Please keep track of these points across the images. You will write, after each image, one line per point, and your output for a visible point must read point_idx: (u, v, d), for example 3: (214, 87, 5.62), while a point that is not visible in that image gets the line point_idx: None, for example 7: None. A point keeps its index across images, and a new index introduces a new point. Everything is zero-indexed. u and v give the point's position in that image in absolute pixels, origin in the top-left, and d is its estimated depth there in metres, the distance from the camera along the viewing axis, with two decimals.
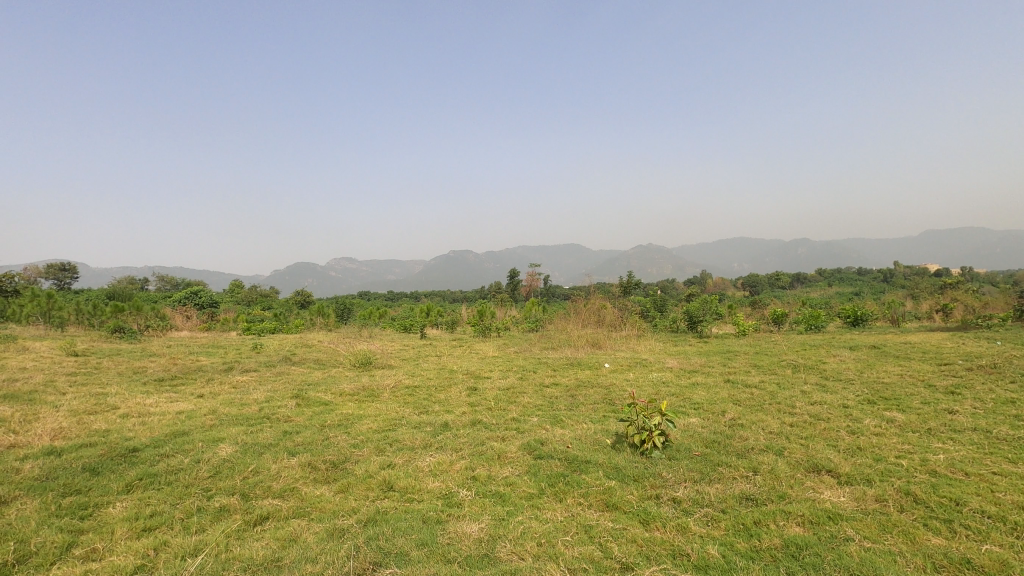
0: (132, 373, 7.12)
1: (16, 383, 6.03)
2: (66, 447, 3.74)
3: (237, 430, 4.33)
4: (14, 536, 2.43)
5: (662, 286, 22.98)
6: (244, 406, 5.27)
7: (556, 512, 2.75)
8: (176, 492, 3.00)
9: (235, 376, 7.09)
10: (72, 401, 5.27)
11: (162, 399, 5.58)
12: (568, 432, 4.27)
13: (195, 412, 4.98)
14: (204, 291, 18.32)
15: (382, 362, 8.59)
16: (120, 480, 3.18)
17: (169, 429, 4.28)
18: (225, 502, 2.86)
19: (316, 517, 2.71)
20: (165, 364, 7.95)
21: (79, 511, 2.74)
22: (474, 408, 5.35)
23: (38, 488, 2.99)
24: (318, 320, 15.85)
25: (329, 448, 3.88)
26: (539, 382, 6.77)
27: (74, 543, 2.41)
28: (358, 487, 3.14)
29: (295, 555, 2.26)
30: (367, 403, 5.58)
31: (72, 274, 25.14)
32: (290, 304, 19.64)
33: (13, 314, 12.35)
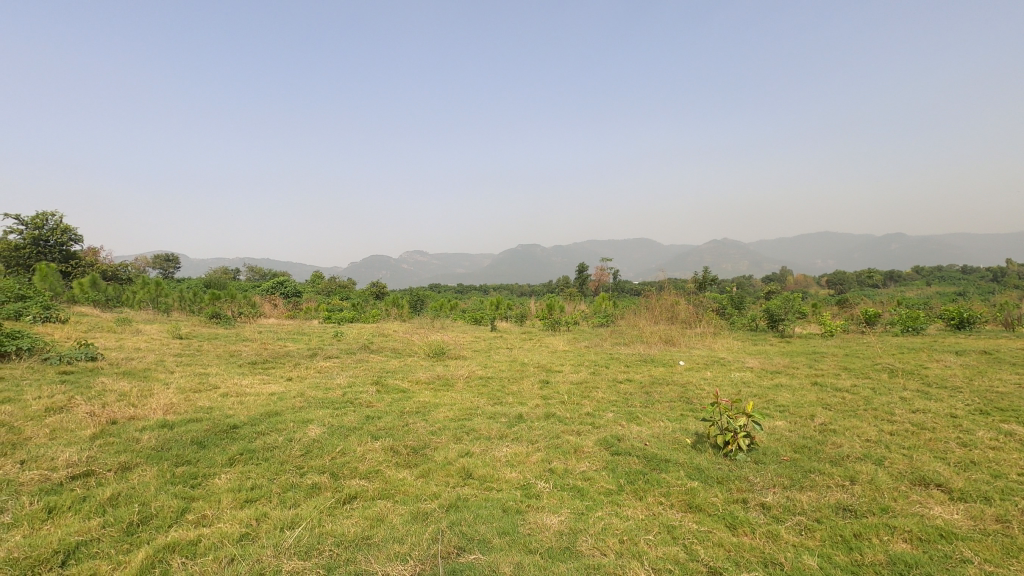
0: (229, 356, 7.70)
1: (132, 361, 6.68)
2: (176, 421, 4.10)
3: (323, 412, 4.57)
4: (137, 499, 2.69)
5: (739, 283, 21.99)
6: (329, 390, 5.57)
7: (637, 510, 2.69)
8: (273, 468, 3.21)
9: (320, 362, 7.50)
10: (179, 380, 5.78)
11: (256, 380, 6.00)
12: (645, 429, 4.18)
13: (285, 393, 5.31)
14: (289, 281, 19.47)
15: (455, 353, 8.79)
16: (224, 453, 3.44)
17: (264, 409, 4.59)
18: (317, 480, 3.03)
19: (401, 499, 2.81)
20: (257, 348, 8.53)
21: (190, 480, 2.99)
22: (547, 401, 5.36)
23: (155, 457, 3.29)
24: (393, 311, 16.44)
25: (409, 434, 4.01)
26: (611, 378, 6.66)
27: (187, 509, 2.62)
28: (438, 473, 3.22)
29: (384, 534, 2.35)
30: (443, 392, 5.73)
31: (175, 264, 27.59)
32: (366, 295, 20.50)
33: (127, 300, 13.62)
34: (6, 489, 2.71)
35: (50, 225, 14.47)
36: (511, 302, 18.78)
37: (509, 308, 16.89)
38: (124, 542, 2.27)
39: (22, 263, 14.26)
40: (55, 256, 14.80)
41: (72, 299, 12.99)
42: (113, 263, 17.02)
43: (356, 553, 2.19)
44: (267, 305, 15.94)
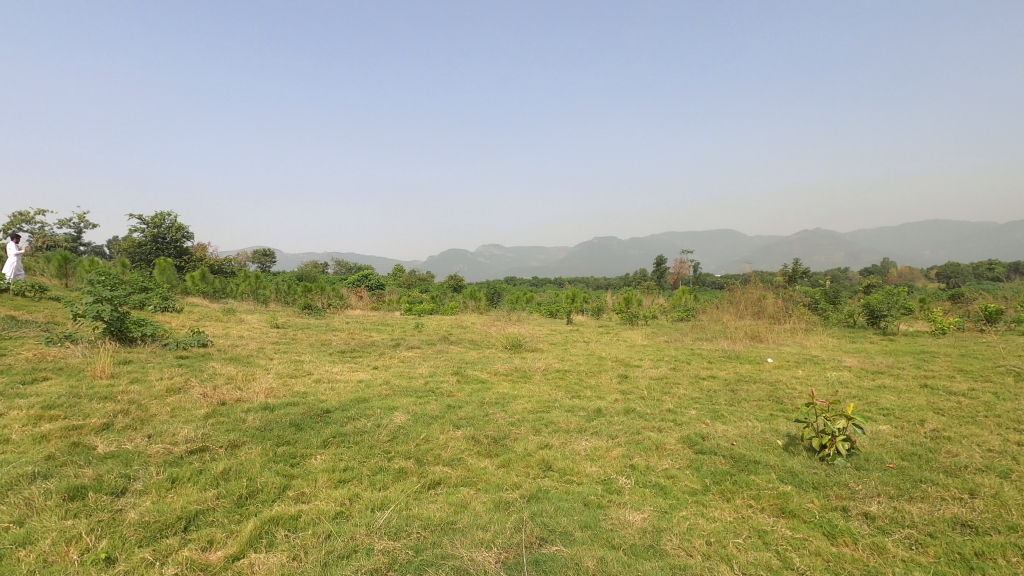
0: (321, 345, 8.21)
1: (237, 348, 7.27)
2: (276, 404, 4.43)
3: (407, 400, 4.75)
4: (246, 474, 2.93)
5: (834, 275, 20.49)
6: (412, 379, 5.79)
7: (724, 512, 2.59)
8: (363, 451, 3.38)
9: (403, 352, 7.81)
10: (278, 366, 6.23)
11: (346, 368, 6.35)
12: (731, 428, 4.01)
13: (372, 381, 5.58)
14: (372, 274, 20.40)
15: (532, 345, 8.83)
16: (319, 436, 3.66)
17: (353, 395, 4.85)
18: (403, 464, 3.16)
19: (483, 487, 2.88)
20: (344, 338, 9.01)
21: (290, 459, 3.21)
22: (627, 396, 5.26)
23: (259, 437, 3.56)
24: (471, 304, 16.77)
25: (489, 424, 4.09)
26: (693, 374, 6.44)
27: (288, 485, 2.83)
28: (518, 463, 3.26)
29: (467, 521, 2.41)
30: (521, 383, 5.80)
31: (271, 258, 29.76)
32: (444, 287, 21.01)
33: (231, 291, 14.82)
34: (137, 460, 3.04)
35: (166, 224, 16.01)
36: (587, 295, 18.60)
37: (585, 301, 16.74)
38: (235, 513, 2.48)
39: (144, 258, 15.89)
40: (171, 252, 16.38)
41: (186, 291, 14.32)
42: (218, 258, 18.59)
43: (442, 537, 2.26)
44: (353, 298, 16.79)
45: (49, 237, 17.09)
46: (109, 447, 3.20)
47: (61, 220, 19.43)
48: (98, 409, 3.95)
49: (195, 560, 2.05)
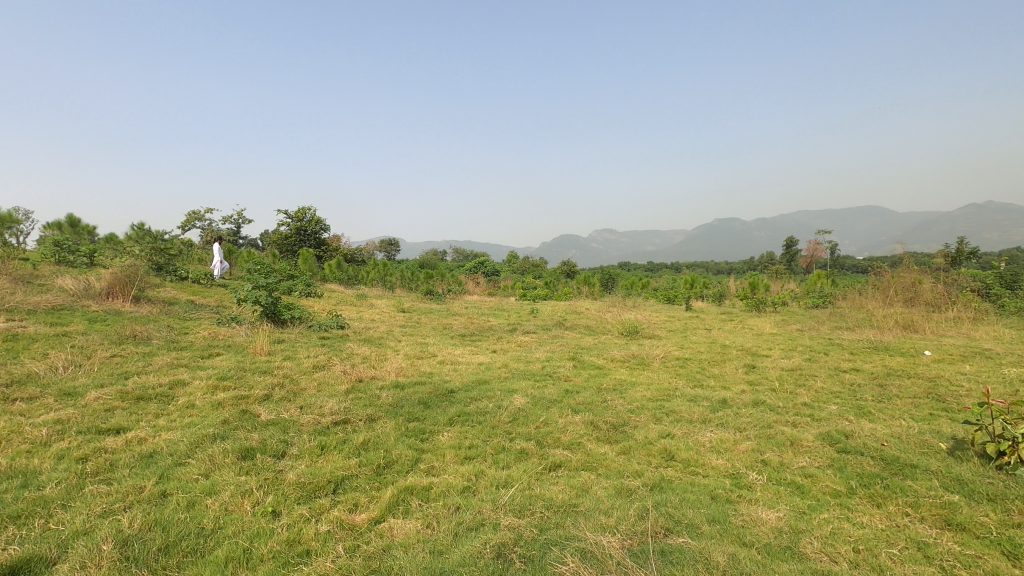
0: (443, 328, 8.65)
1: (370, 330, 7.90)
2: (406, 382, 4.76)
3: (525, 384, 4.85)
4: (382, 446, 3.19)
5: (1013, 256, 17.49)
6: (529, 363, 5.91)
7: (875, 518, 2.35)
8: (486, 431, 3.52)
9: (520, 336, 7.99)
10: (406, 347, 6.68)
11: (467, 351, 6.64)
12: (880, 427, 3.60)
13: (492, 364, 5.78)
14: (488, 261, 21.03)
15: (650, 332, 8.59)
16: (445, 414, 3.87)
17: (475, 377, 5.06)
18: (525, 446, 3.25)
19: (604, 473, 2.87)
20: (464, 322, 9.40)
21: (420, 434, 3.44)
22: (755, 387, 4.94)
23: (392, 412, 3.86)
24: (585, 290, 16.68)
25: (608, 410, 4.06)
26: (832, 366, 5.87)
27: (420, 459, 3.03)
28: (640, 451, 3.20)
29: (590, 505, 2.42)
30: (639, 371, 5.67)
31: (396, 247, 31.90)
32: (557, 274, 21.07)
33: (362, 278, 16.06)
34: (292, 428, 3.43)
35: (307, 217, 17.72)
36: (708, 280, 17.65)
37: (705, 288, 15.90)
38: (375, 481, 2.71)
39: (290, 249, 17.75)
40: (312, 242, 18.13)
41: (325, 278, 15.78)
42: (351, 247, 20.24)
43: (566, 519, 2.29)
44: (471, 284, 17.45)
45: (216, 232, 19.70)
46: (269, 415, 3.65)
47: (225, 217, 22.32)
48: (259, 382, 4.51)
49: (344, 520, 2.27)
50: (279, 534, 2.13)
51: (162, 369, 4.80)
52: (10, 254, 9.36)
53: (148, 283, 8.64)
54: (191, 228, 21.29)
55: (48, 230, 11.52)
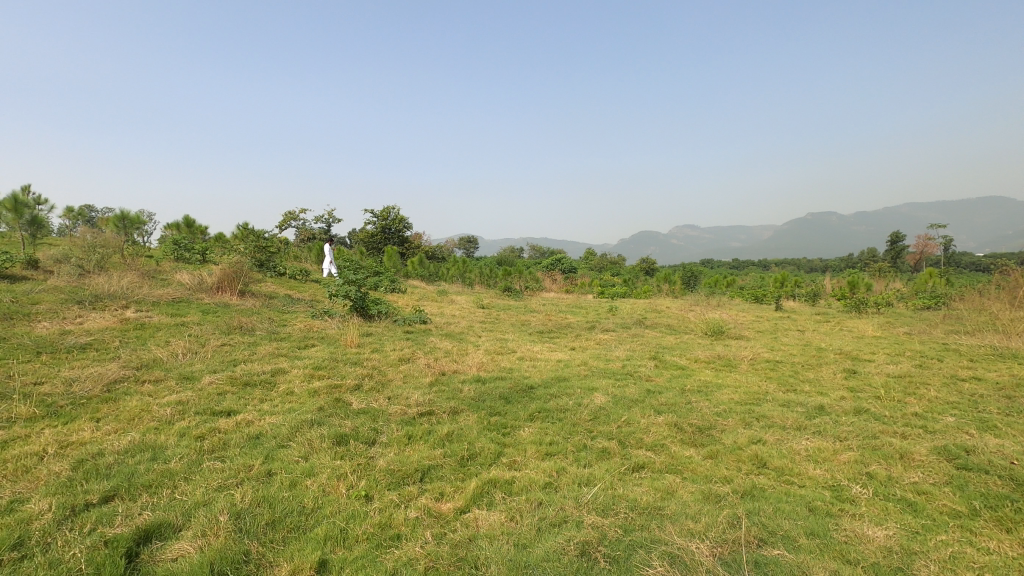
0: (521, 325, 8.72)
1: (451, 325, 8.13)
2: (487, 377, 4.84)
3: (606, 382, 4.79)
4: (466, 438, 3.27)
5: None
6: (609, 362, 5.83)
7: (1004, 544, 2.10)
8: (567, 428, 3.51)
9: (598, 334, 7.89)
10: (486, 343, 6.80)
11: (545, 348, 6.65)
12: (1009, 444, 3.22)
13: (571, 362, 5.75)
14: (565, 258, 20.95)
15: (736, 332, 8.19)
16: (525, 410, 3.90)
17: (554, 374, 5.06)
18: (606, 445, 3.20)
19: (690, 476, 2.78)
20: (542, 319, 9.43)
21: (502, 428, 3.49)
22: (856, 394, 4.57)
23: (474, 405, 3.94)
24: (665, 287, 16.18)
25: (693, 412, 3.92)
26: (949, 374, 5.31)
27: (502, 452, 3.07)
28: (728, 456, 3.07)
29: (676, 508, 2.36)
30: (726, 372, 5.43)
31: (474, 245, 32.59)
32: (636, 271, 20.62)
33: (442, 274, 16.51)
34: (381, 417, 3.60)
35: (392, 216, 18.48)
36: (800, 278, 16.56)
37: (798, 287, 14.93)
38: (460, 472, 2.78)
39: (375, 247, 18.60)
40: (396, 241, 18.91)
41: (408, 274, 16.40)
42: (432, 245, 20.90)
43: (651, 521, 2.24)
44: (548, 282, 17.47)
45: (309, 230, 21.04)
46: (360, 404, 3.85)
47: (318, 217, 23.78)
48: (350, 372, 4.77)
49: (431, 508, 2.35)
50: (372, 518, 2.24)
51: (264, 358, 5.20)
52: (138, 251, 10.51)
53: (252, 279, 9.38)
54: (288, 227, 22.87)
55: (168, 230, 12.81)
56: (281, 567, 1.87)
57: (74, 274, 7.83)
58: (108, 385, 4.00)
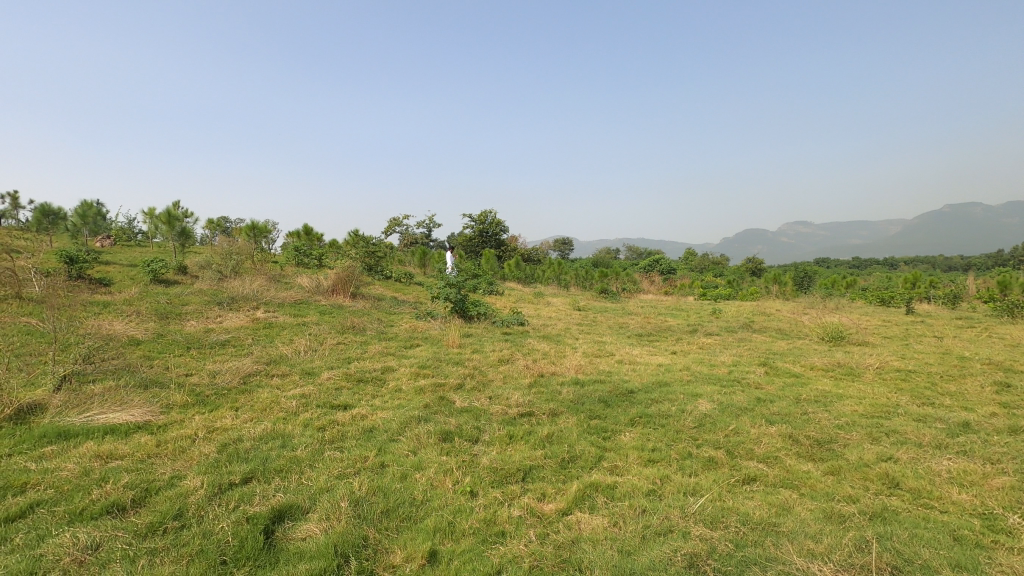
0: (619, 327, 8.57)
1: (548, 327, 8.17)
2: (585, 380, 4.82)
3: (711, 388, 4.58)
4: (565, 440, 3.27)
5: None
6: (714, 367, 5.56)
7: None
8: (670, 435, 3.41)
9: (702, 338, 7.55)
10: (584, 345, 6.76)
11: (645, 351, 6.48)
12: None
13: (672, 366, 5.56)
14: (664, 259, 20.31)
15: (858, 338, 7.48)
16: (626, 414, 3.83)
17: (655, 378, 4.93)
18: (714, 454, 3.06)
19: (808, 492, 2.58)
20: (640, 321, 9.20)
21: (602, 432, 3.45)
22: (1011, 411, 4.00)
23: (574, 408, 3.94)
24: (774, 289, 15.14)
25: (811, 424, 3.64)
26: None
27: (603, 456, 3.04)
28: (852, 473, 2.82)
29: (793, 526, 2.20)
30: (847, 382, 4.98)
31: (569, 246, 32.56)
32: (741, 271, 19.53)
33: (538, 276, 16.65)
34: (483, 416, 3.70)
35: (489, 220, 18.95)
36: (936, 277, 14.76)
37: (933, 288, 13.34)
38: (561, 474, 2.79)
39: (473, 250, 19.16)
40: (493, 244, 19.37)
41: (505, 277, 16.72)
42: (528, 248, 21.15)
43: (765, 538, 2.11)
44: (645, 283, 17.01)
45: (412, 235, 22.11)
46: (463, 403, 3.99)
47: (420, 222, 24.94)
48: (453, 371, 4.96)
49: (534, 508, 2.38)
50: (478, 513, 2.31)
51: (375, 356, 5.55)
52: (266, 258, 11.65)
53: (362, 282, 10.03)
54: (392, 233, 24.21)
55: (290, 237, 14.07)
56: (396, 554, 1.99)
57: (215, 278, 8.84)
58: (244, 377, 4.48)
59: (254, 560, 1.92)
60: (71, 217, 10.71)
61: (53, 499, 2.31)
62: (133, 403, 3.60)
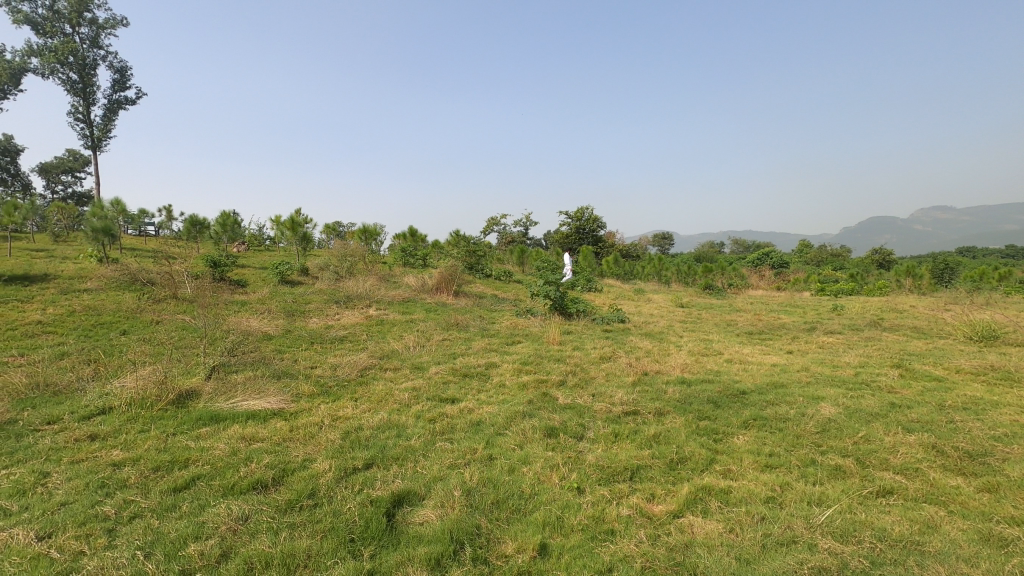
0: (727, 325, 8.13)
1: (650, 325, 7.96)
2: (692, 379, 4.63)
3: (834, 391, 4.22)
4: (673, 441, 3.17)
5: None
6: (837, 368, 5.12)
7: None
8: (789, 439, 3.18)
9: (822, 337, 6.96)
10: (689, 343, 6.50)
11: (757, 350, 6.11)
12: None
13: (789, 366, 5.19)
14: (775, 252, 18.98)
15: (1016, 337, 6.51)
16: (738, 416, 3.63)
17: (770, 379, 4.62)
18: (841, 462, 2.82)
19: (958, 510, 2.30)
20: (750, 319, 8.67)
21: (713, 434, 3.31)
22: None
23: (681, 408, 3.81)
24: (907, 283, 13.58)
25: (958, 434, 3.23)
26: None
27: (714, 459, 2.91)
28: (1014, 492, 2.47)
29: (942, 546, 1.97)
30: (1002, 387, 4.36)
31: (669, 240, 31.52)
32: (866, 264, 17.74)
33: (638, 273, 16.23)
34: (587, 413, 3.69)
35: (586, 216, 18.81)
36: None
37: None
38: (670, 475, 2.71)
39: (570, 248, 19.09)
40: (590, 240, 19.21)
41: (603, 273, 16.49)
42: (626, 244, 20.72)
43: (908, 557, 1.91)
44: (754, 279, 16.00)
45: (510, 234, 22.51)
46: (566, 399, 4.00)
47: (518, 221, 25.34)
48: (555, 368, 4.99)
49: (643, 508, 2.34)
50: (586, 510, 2.31)
51: (478, 352, 5.73)
52: (376, 259, 12.41)
53: (464, 280, 10.37)
54: (490, 232, 24.77)
55: (397, 239, 14.87)
56: (507, 543, 2.05)
57: (333, 278, 9.57)
58: (362, 370, 4.82)
59: (378, 540, 2.06)
60: (213, 226, 12.09)
61: (210, 474, 2.64)
62: (270, 392, 4.01)
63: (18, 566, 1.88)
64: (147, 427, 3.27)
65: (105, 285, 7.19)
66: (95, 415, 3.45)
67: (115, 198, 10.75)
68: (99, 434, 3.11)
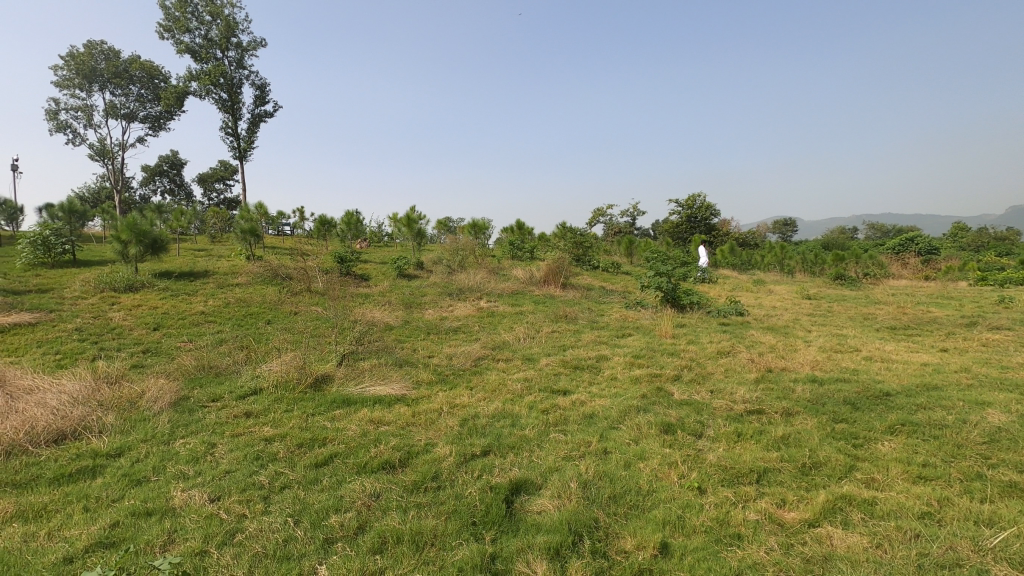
0: (864, 319, 7.34)
1: (772, 318, 7.41)
2: (824, 378, 4.24)
3: (1005, 397, 3.64)
4: (805, 444, 2.93)
5: None
6: (1007, 369, 4.42)
7: None
8: (947, 449, 2.81)
9: (985, 333, 6.05)
10: (819, 338, 5.96)
11: (902, 348, 5.44)
12: None
13: (944, 366, 4.57)
14: (921, 237, 16.82)
15: None
16: (882, 420, 3.27)
17: (920, 380, 4.10)
18: (1016, 478, 2.44)
19: None
20: (892, 312, 7.75)
21: (852, 439, 3.01)
22: None
23: (813, 409, 3.51)
24: None
25: None
26: None
27: (855, 466, 2.65)
28: None
29: None
30: None
31: (792, 227, 29.16)
32: None
33: (757, 262, 15.17)
34: (706, 411, 3.53)
35: (699, 204, 17.93)
36: None
37: None
38: (803, 480, 2.51)
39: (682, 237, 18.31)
40: (703, 229, 18.29)
41: (717, 263, 15.64)
42: (744, 232, 19.46)
43: None
44: (895, 267, 14.31)
45: (617, 225, 22.06)
46: (683, 395, 3.85)
47: (625, 212, 24.74)
48: (669, 363, 4.81)
49: (773, 514, 2.19)
50: (710, 511, 2.21)
51: (588, 344, 5.69)
52: (486, 252, 12.76)
53: (571, 273, 10.33)
54: (597, 223, 24.47)
55: (505, 232, 15.17)
56: (627, 539, 2.02)
57: (446, 271, 10.00)
58: (475, 360, 4.99)
59: (499, 525, 2.13)
60: (339, 225, 13.12)
61: (345, 452, 2.87)
62: (393, 379, 4.29)
63: (196, 522, 2.18)
64: (291, 408, 3.64)
65: (252, 279, 8.09)
66: (249, 395, 3.90)
67: (258, 202, 12.04)
68: (253, 412, 3.51)
